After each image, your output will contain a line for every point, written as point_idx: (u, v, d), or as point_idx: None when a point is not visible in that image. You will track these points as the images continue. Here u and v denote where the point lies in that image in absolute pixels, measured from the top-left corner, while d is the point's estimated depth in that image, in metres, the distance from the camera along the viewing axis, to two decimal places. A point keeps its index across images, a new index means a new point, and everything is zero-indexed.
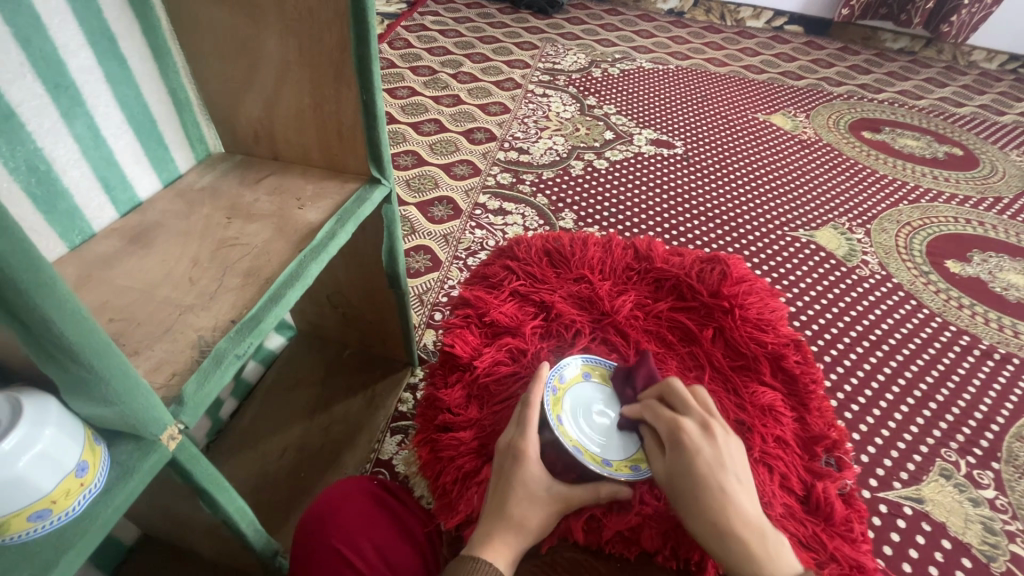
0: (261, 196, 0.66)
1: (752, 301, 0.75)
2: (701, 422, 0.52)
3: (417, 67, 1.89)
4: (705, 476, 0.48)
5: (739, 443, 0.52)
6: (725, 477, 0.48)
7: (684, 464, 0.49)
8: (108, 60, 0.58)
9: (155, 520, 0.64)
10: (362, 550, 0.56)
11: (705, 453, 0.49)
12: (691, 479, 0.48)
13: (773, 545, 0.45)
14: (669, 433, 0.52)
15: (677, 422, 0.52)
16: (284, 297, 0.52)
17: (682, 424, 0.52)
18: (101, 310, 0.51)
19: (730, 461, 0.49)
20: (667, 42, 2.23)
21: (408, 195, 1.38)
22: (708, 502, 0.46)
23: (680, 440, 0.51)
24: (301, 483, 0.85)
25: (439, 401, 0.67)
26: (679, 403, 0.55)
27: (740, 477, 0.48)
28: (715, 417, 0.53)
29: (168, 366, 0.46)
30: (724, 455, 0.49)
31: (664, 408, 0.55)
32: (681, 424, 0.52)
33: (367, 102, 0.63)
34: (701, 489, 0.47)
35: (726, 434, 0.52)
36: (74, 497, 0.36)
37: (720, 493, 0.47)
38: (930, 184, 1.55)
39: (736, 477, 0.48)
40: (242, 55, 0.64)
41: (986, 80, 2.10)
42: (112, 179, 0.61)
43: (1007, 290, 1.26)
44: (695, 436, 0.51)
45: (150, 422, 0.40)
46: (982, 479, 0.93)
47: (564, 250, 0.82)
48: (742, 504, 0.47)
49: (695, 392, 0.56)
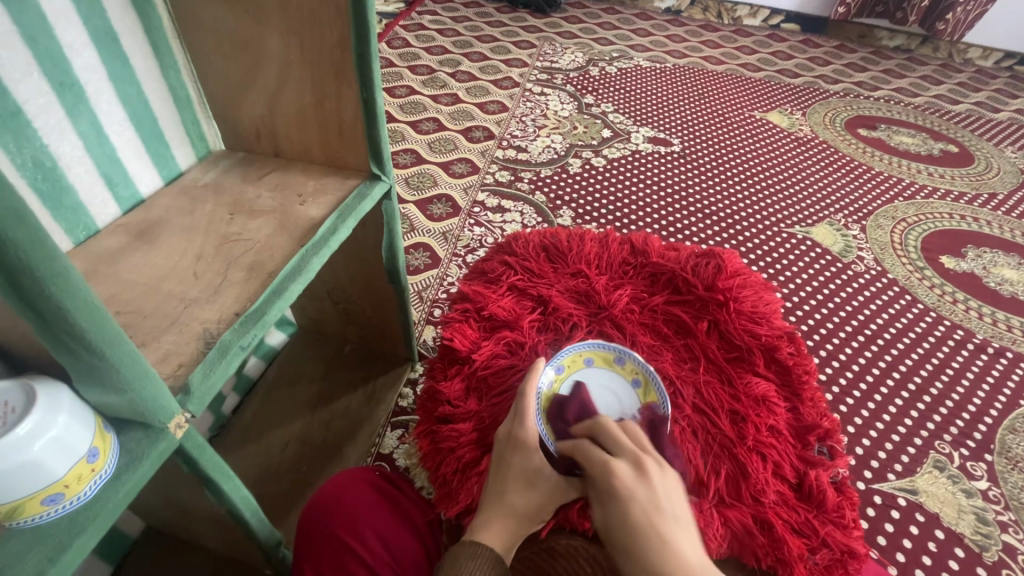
0: (263, 192, 0.67)
1: (746, 294, 0.77)
2: (634, 460, 0.49)
3: (415, 66, 1.90)
4: (641, 522, 0.44)
5: (675, 479, 0.49)
6: (662, 521, 0.44)
7: (619, 512, 0.45)
8: (111, 59, 0.59)
9: (160, 511, 0.65)
10: (367, 540, 0.57)
11: (639, 495, 0.46)
12: (627, 525, 0.44)
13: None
14: (602, 476, 0.48)
15: (609, 462, 0.49)
16: (287, 290, 0.54)
17: (613, 466, 0.48)
18: (108, 303, 0.52)
19: (666, 500, 0.46)
20: (665, 40, 2.24)
21: (407, 193, 1.39)
22: (646, 551, 0.42)
23: (614, 484, 0.47)
24: (303, 476, 0.86)
25: (439, 393, 0.68)
26: (611, 443, 0.52)
27: (677, 517, 0.45)
28: (648, 453, 0.50)
29: (174, 357, 0.47)
30: (659, 496, 0.46)
31: (595, 450, 0.51)
32: (613, 465, 0.49)
33: (367, 100, 0.64)
34: (638, 537, 0.43)
35: (661, 471, 0.49)
36: (85, 482, 0.37)
37: (658, 538, 0.43)
38: (924, 180, 1.56)
39: (673, 517, 0.45)
40: (244, 54, 0.65)
41: (982, 78, 2.11)
42: (115, 176, 0.62)
43: (1001, 285, 1.27)
44: (627, 479, 0.47)
45: (158, 410, 0.41)
46: (975, 471, 0.94)
47: (561, 245, 0.83)
48: (683, 547, 0.43)
49: (627, 428, 0.54)
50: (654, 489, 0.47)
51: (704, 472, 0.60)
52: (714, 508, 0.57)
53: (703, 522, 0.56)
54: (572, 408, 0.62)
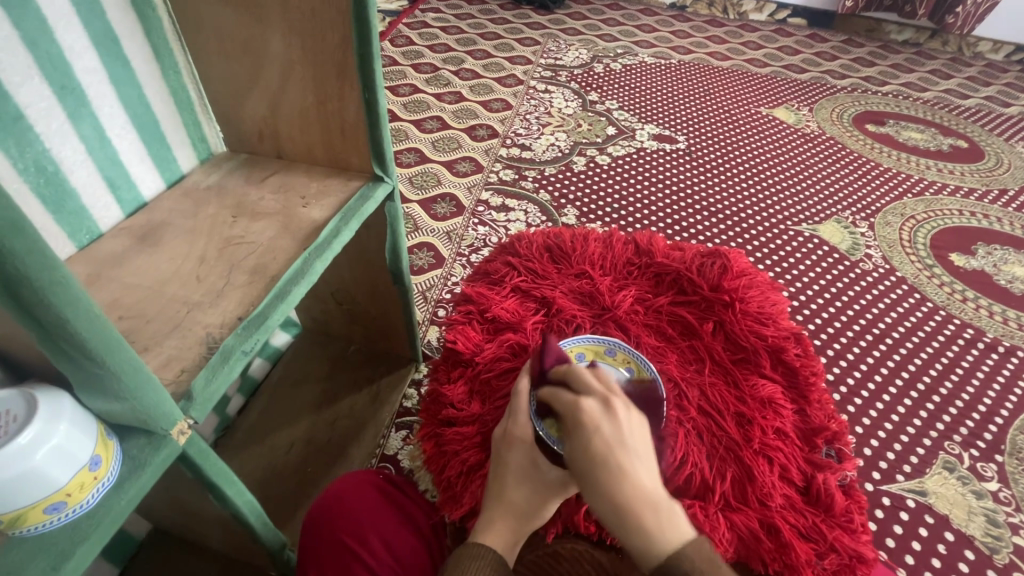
0: (266, 194, 0.67)
1: (752, 294, 0.76)
2: (602, 398, 0.47)
3: (419, 64, 1.90)
4: (603, 457, 0.43)
5: (642, 416, 0.47)
6: (625, 456, 0.43)
7: (581, 447, 0.44)
8: (112, 62, 0.58)
9: (165, 513, 0.65)
10: (370, 543, 0.57)
11: (603, 431, 0.44)
12: (587, 460, 0.43)
13: (672, 519, 0.41)
14: (569, 411, 0.47)
15: (575, 400, 0.47)
16: (289, 294, 0.53)
17: (579, 402, 0.46)
18: (111, 308, 0.52)
19: (631, 435, 0.44)
20: (669, 36, 2.22)
21: (411, 192, 1.39)
22: (606, 484, 0.42)
23: (579, 419, 0.46)
24: (308, 477, 0.86)
25: (442, 396, 0.67)
26: (580, 380, 0.49)
27: (640, 452, 0.43)
28: (616, 390, 0.47)
29: (177, 362, 0.47)
30: (625, 433, 0.44)
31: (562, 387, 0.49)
32: (580, 402, 0.46)
33: (369, 101, 0.63)
34: (598, 472, 0.42)
35: (628, 406, 0.47)
36: (88, 490, 0.37)
37: (619, 473, 0.42)
38: (934, 176, 1.54)
39: (636, 452, 0.43)
40: (246, 55, 0.65)
41: (992, 72, 2.08)
42: (117, 179, 0.62)
43: (1012, 283, 1.26)
44: (593, 413, 0.45)
45: (161, 417, 0.41)
46: (985, 472, 0.93)
47: (565, 245, 0.82)
48: (643, 481, 0.42)
49: (597, 368, 0.51)
50: (619, 424, 0.45)
51: (710, 475, 0.59)
52: (720, 512, 0.57)
53: (709, 526, 0.56)
54: (550, 354, 0.58)
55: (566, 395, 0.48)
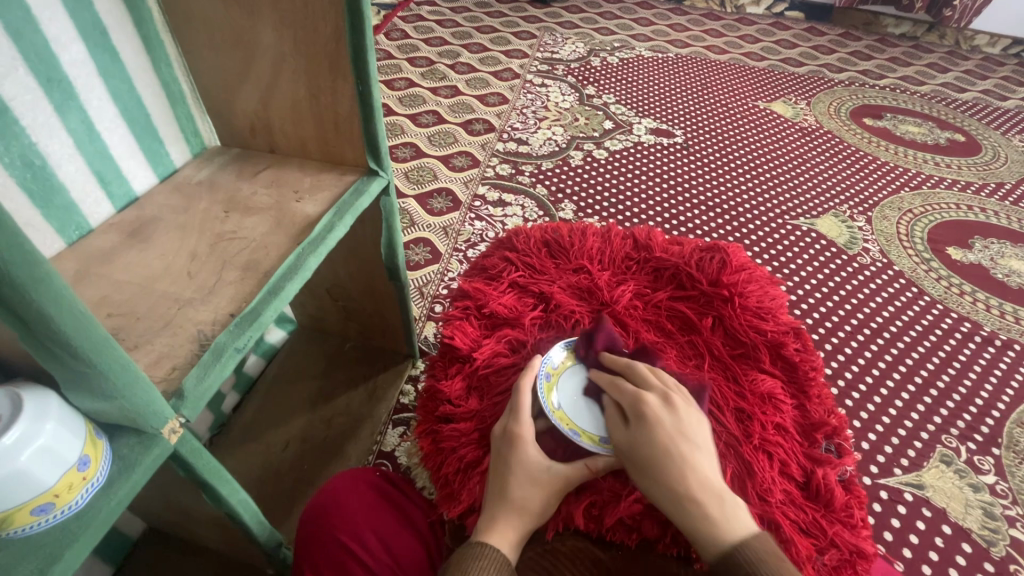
0: (259, 189, 0.66)
1: (752, 289, 0.75)
2: (663, 396, 0.55)
3: (414, 58, 1.88)
4: (666, 444, 0.50)
5: (698, 415, 0.55)
6: (686, 445, 0.51)
7: (646, 436, 0.52)
8: (100, 53, 0.57)
9: (160, 512, 0.64)
10: (366, 541, 0.56)
11: (665, 422, 0.52)
12: (652, 446, 0.51)
13: (730, 505, 0.48)
14: (633, 405, 0.55)
15: (640, 395, 0.56)
16: (282, 290, 0.52)
17: (644, 398, 0.55)
18: (101, 305, 0.51)
19: (691, 429, 0.52)
20: (667, 29, 2.21)
21: (407, 187, 1.38)
22: (670, 468, 0.49)
23: (643, 412, 0.54)
24: (304, 475, 0.86)
25: (439, 392, 0.67)
26: (641, 380, 0.58)
27: (699, 444, 0.51)
28: (676, 391, 0.56)
29: (168, 360, 0.46)
30: (686, 426, 0.52)
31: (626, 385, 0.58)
32: (644, 398, 0.55)
33: (363, 93, 0.62)
34: (662, 455, 0.50)
35: (687, 406, 0.55)
36: (76, 491, 0.36)
37: (682, 460, 0.49)
38: (931, 170, 1.54)
39: (696, 443, 0.51)
40: (237, 47, 0.63)
41: (989, 65, 2.08)
42: (108, 174, 0.60)
43: (1009, 277, 1.26)
44: (657, 408, 0.54)
45: (151, 416, 0.40)
46: (982, 465, 0.93)
47: (563, 240, 0.82)
48: (703, 469, 0.49)
49: (656, 372, 0.60)
50: (679, 418, 0.53)
51: None
52: None
53: None
54: (599, 340, 0.66)
55: (631, 392, 0.57)
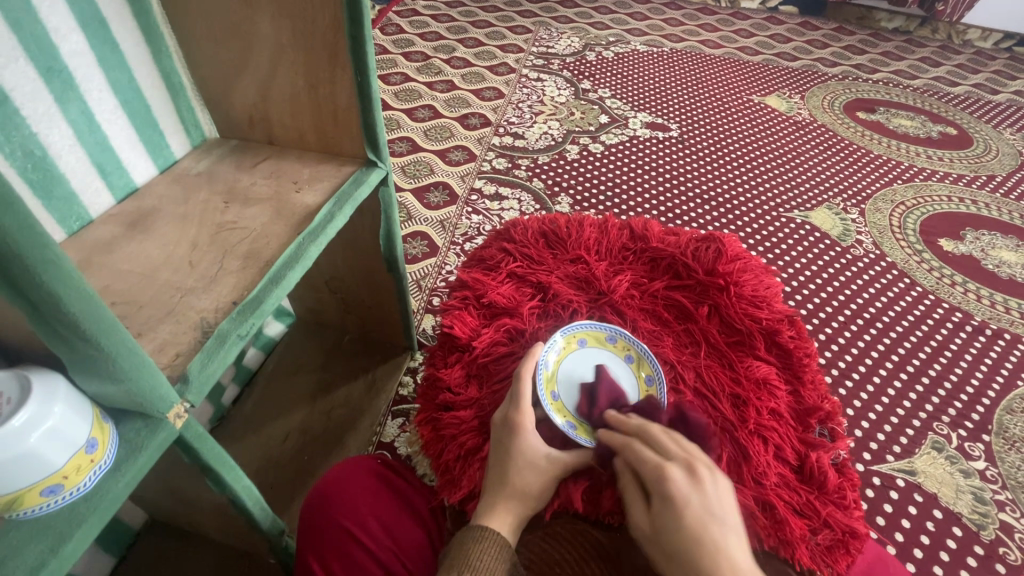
0: (259, 179, 0.66)
1: (747, 278, 0.76)
2: (686, 466, 0.48)
3: (409, 53, 1.88)
4: (696, 531, 0.43)
5: (728, 488, 0.48)
6: (717, 530, 0.44)
7: (671, 518, 0.45)
8: (99, 44, 0.57)
9: (162, 502, 0.65)
10: (369, 527, 0.57)
11: (692, 502, 0.45)
12: (679, 532, 0.44)
13: None
14: (654, 478, 0.48)
15: (660, 466, 0.48)
16: (283, 279, 0.53)
17: (666, 470, 0.48)
18: (104, 293, 0.51)
19: (721, 507, 0.45)
20: (662, 24, 2.21)
21: (404, 182, 1.38)
22: (702, 561, 0.42)
23: (666, 488, 0.47)
24: (305, 466, 0.86)
25: (439, 380, 0.67)
26: (660, 445, 0.51)
27: (732, 529, 0.44)
28: (699, 457, 0.49)
29: (172, 347, 0.47)
30: (714, 505, 0.45)
31: (644, 452, 0.51)
32: (666, 470, 0.48)
33: (362, 84, 0.62)
34: (691, 543, 0.43)
35: (715, 478, 0.48)
36: (84, 473, 0.37)
37: (713, 548, 0.42)
38: (924, 163, 1.55)
39: (729, 527, 0.44)
40: (236, 38, 0.63)
41: (981, 59, 2.10)
42: (108, 165, 0.61)
43: (1000, 267, 1.27)
44: (681, 483, 0.47)
45: (157, 400, 0.40)
46: (973, 451, 0.95)
47: (560, 231, 0.82)
48: (740, 558, 0.42)
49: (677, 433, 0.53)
50: (708, 496, 0.46)
51: None
52: None
53: None
54: (603, 395, 0.62)
55: (650, 461, 0.50)
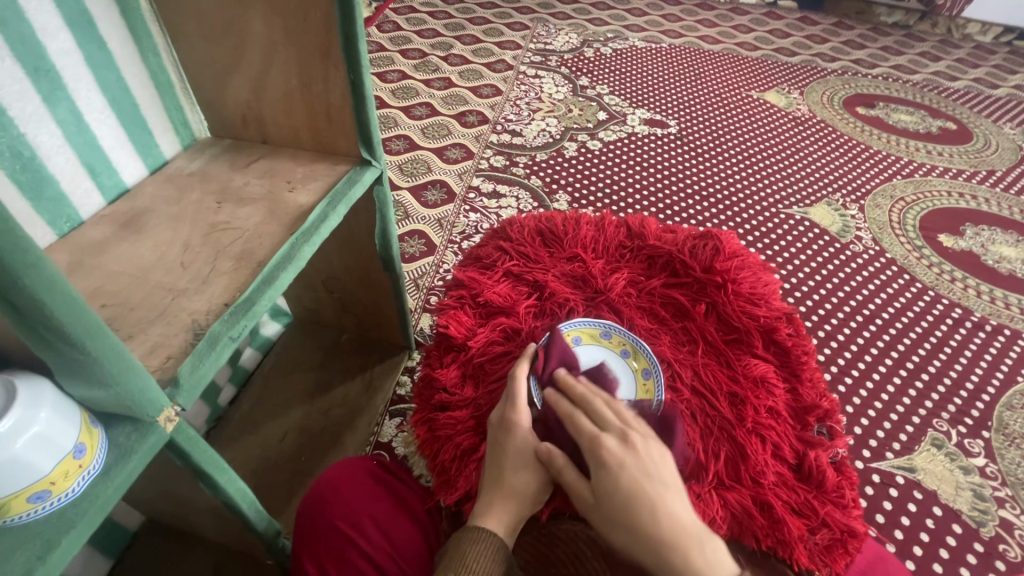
0: (252, 179, 0.66)
1: (745, 275, 0.76)
2: (620, 434, 0.52)
3: (406, 50, 1.87)
4: (633, 493, 0.47)
5: (659, 445, 0.52)
6: (652, 488, 0.47)
7: (610, 484, 0.48)
8: (87, 42, 0.57)
9: (157, 503, 0.65)
10: (365, 529, 0.57)
11: (628, 467, 0.49)
12: (619, 497, 0.47)
13: (708, 547, 0.45)
14: (591, 448, 0.51)
15: (597, 436, 0.51)
16: (276, 280, 0.52)
17: (602, 440, 0.51)
18: (95, 295, 0.51)
19: (655, 468, 0.49)
20: (660, 20, 2.20)
21: (401, 180, 1.38)
22: (642, 521, 0.46)
23: (602, 456, 0.50)
24: (302, 467, 0.86)
25: (435, 380, 0.67)
26: (596, 415, 0.54)
27: (666, 484, 0.48)
28: (632, 424, 0.53)
29: (163, 349, 0.46)
30: (650, 466, 0.49)
31: (580, 422, 0.54)
32: (601, 439, 0.51)
33: (355, 81, 0.62)
34: (632, 506, 0.46)
35: (646, 439, 0.52)
36: (72, 478, 0.37)
37: (651, 507, 0.46)
38: (924, 158, 1.55)
39: (663, 483, 0.48)
40: (227, 36, 0.63)
41: (981, 53, 2.09)
42: (98, 165, 0.60)
43: (1000, 263, 1.27)
44: (615, 450, 0.50)
45: (147, 403, 0.40)
46: (973, 448, 0.94)
47: (557, 229, 0.82)
48: (674, 509, 0.47)
49: (610, 401, 0.56)
50: (641, 458, 0.50)
51: (704, 455, 0.59)
52: (713, 491, 0.57)
53: (702, 506, 0.56)
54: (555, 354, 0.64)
55: (586, 431, 0.52)
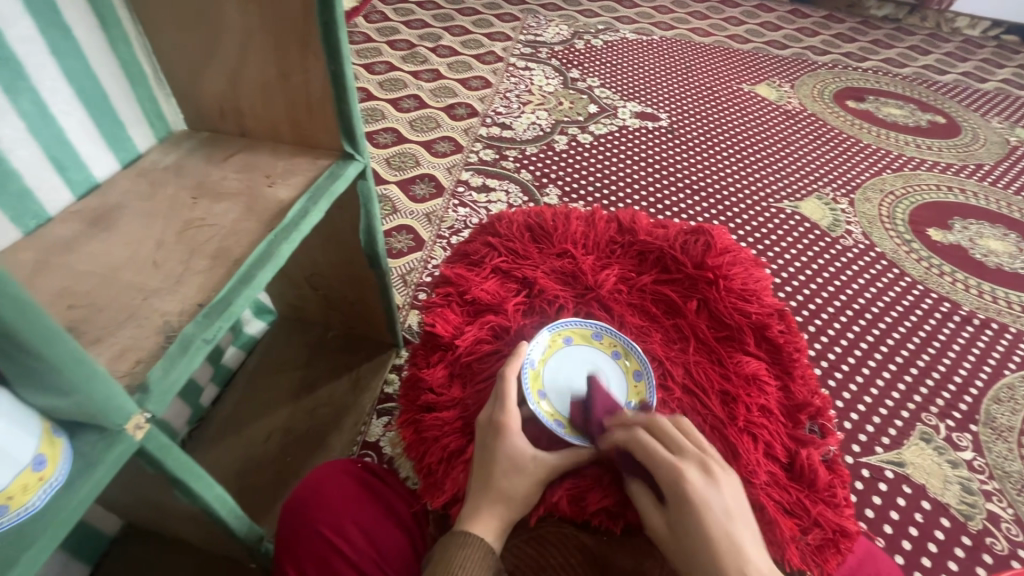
0: (229, 173, 0.63)
1: (736, 271, 0.75)
2: (701, 466, 0.48)
3: (394, 41, 1.83)
4: (719, 537, 0.44)
5: (738, 483, 0.49)
6: (737, 533, 0.44)
7: (693, 524, 0.45)
8: (51, 30, 0.54)
9: (134, 509, 0.63)
10: (349, 534, 0.55)
11: (714, 505, 0.46)
12: (704, 540, 0.44)
13: None
14: (672, 481, 0.47)
15: (677, 468, 0.48)
16: (253, 278, 0.50)
17: (684, 472, 0.47)
18: (60, 296, 0.48)
19: (737, 509, 0.46)
20: (651, 11, 2.18)
21: (389, 174, 1.35)
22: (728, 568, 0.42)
23: (685, 491, 0.46)
24: (287, 468, 0.84)
25: (421, 380, 0.65)
26: (672, 441, 0.51)
27: (749, 529, 0.45)
28: (711, 456, 0.50)
29: (132, 353, 0.44)
30: (734, 508, 0.46)
31: (657, 449, 0.50)
32: (682, 471, 0.48)
33: (336, 72, 0.60)
34: (717, 552, 0.43)
35: (727, 476, 0.49)
36: (32, 492, 0.35)
37: (737, 554, 0.43)
38: (913, 152, 1.55)
39: (746, 527, 0.45)
40: (200, 24, 0.60)
41: (970, 47, 2.09)
42: (65, 159, 0.57)
43: (987, 257, 1.27)
44: (699, 486, 0.47)
45: (113, 411, 0.38)
46: (961, 442, 0.95)
47: (547, 224, 0.80)
48: (757, 557, 0.44)
49: (683, 426, 0.53)
50: (723, 496, 0.47)
51: None
52: None
53: None
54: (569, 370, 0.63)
55: (665, 461, 0.49)
